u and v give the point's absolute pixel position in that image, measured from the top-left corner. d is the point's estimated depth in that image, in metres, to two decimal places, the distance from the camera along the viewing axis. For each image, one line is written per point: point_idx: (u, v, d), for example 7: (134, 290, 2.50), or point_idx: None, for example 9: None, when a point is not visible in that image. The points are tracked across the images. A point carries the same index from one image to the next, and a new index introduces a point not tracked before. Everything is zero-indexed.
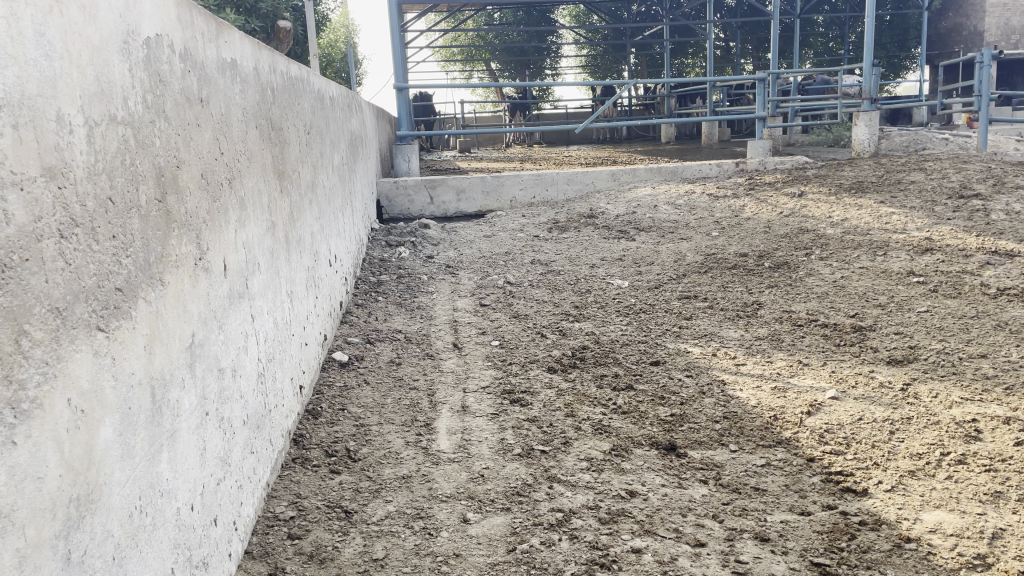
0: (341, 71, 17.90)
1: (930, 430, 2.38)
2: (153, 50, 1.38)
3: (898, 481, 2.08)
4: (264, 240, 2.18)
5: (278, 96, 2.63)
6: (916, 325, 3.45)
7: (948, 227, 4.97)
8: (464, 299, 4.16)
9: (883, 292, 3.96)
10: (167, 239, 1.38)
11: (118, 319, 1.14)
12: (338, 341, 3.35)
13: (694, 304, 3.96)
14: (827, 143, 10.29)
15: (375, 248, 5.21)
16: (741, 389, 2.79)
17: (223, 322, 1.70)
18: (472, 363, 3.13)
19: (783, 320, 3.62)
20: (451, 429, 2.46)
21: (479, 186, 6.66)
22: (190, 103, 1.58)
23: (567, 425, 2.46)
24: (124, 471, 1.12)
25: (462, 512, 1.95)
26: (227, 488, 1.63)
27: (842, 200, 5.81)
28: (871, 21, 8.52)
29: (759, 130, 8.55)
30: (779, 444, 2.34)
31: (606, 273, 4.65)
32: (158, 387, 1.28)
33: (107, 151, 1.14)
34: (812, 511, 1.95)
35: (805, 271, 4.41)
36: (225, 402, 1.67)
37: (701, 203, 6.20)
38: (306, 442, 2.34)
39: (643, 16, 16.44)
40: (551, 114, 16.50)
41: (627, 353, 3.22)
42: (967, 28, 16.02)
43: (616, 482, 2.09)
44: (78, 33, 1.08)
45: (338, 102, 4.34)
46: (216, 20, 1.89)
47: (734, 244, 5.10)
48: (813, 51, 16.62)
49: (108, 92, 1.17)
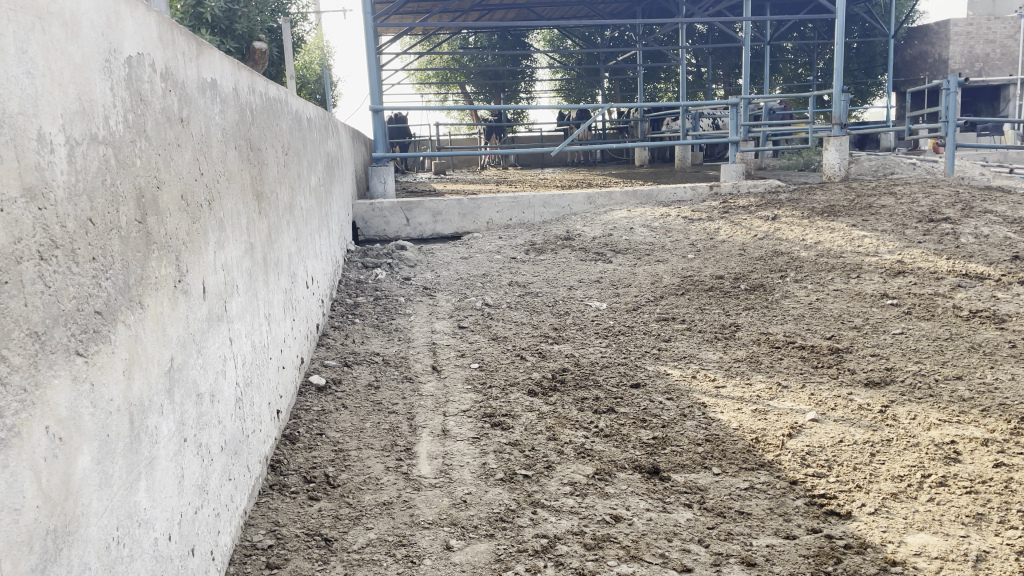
0: (315, 93, 17.90)
1: (910, 452, 2.39)
2: (135, 70, 1.36)
3: (880, 504, 2.09)
4: (242, 262, 2.14)
5: (257, 116, 2.61)
6: (892, 346, 3.48)
7: (919, 250, 5.04)
8: (442, 321, 4.13)
9: (858, 314, 4.00)
10: (147, 260, 1.35)
11: (97, 344, 1.10)
12: (315, 364, 3.30)
13: (672, 326, 3.97)
14: (798, 166, 10.42)
15: (352, 270, 5.17)
16: (721, 411, 2.79)
17: (201, 346, 1.66)
18: (452, 386, 3.10)
19: (761, 342, 3.64)
20: (432, 454, 2.42)
21: (456, 208, 6.65)
22: (170, 122, 1.55)
23: (549, 449, 2.44)
24: (101, 500, 1.08)
25: (444, 539, 1.91)
26: (205, 516, 1.59)
27: (815, 224, 5.88)
28: (840, 48, 8.67)
29: (731, 154, 8.66)
30: (761, 466, 2.34)
31: (584, 295, 4.65)
32: (136, 413, 1.24)
33: (87, 172, 1.11)
34: (798, 535, 1.95)
35: (781, 294, 4.44)
36: (203, 428, 1.63)
37: (676, 225, 6.24)
38: (284, 468, 2.29)
39: (616, 41, 16.65)
40: (526, 137, 16.59)
41: (607, 375, 3.21)
42: (932, 56, 16.39)
43: (601, 506, 2.07)
44: (60, 49, 1.06)
45: (314, 123, 4.32)
46: (197, 39, 1.87)
47: (710, 266, 5.13)
48: (782, 77, 16.93)
49: (89, 111, 1.14)
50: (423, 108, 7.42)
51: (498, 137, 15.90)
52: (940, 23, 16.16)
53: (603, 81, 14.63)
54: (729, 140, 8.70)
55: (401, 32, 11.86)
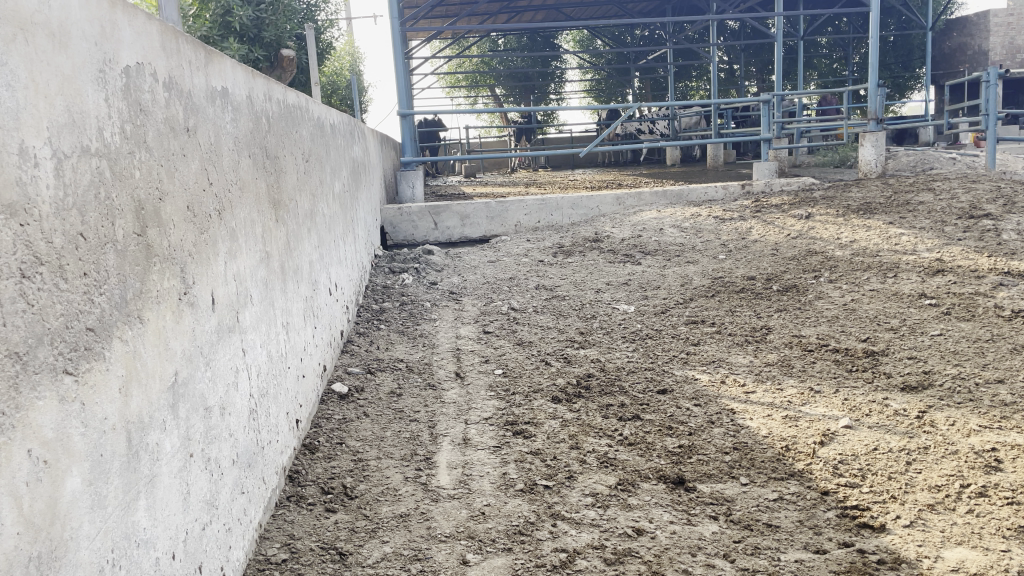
0: (346, 99, 18.03)
1: (949, 460, 2.29)
2: (133, 80, 1.34)
3: (916, 516, 1.99)
4: (256, 271, 2.12)
5: (274, 124, 2.60)
6: (930, 349, 3.36)
7: (959, 247, 4.89)
8: (467, 326, 4.09)
9: (894, 314, 3.88)
10: (147, 274, 1.33)
11: (90, 362, 1.08)
12: (338, 372, 3.28)
13: (701, 330, 3.88)
14: (834, 163, 10.21)
15: (378, 275, 5.16)
16: (750, 418, 2.71)
17: (210, 359, 1.63)
18: (475, 393, 3.05)
19: (793, 345, 3.54)
20: (452, 463, 2.38)
21: (483, 212, 6.62)
22: (174, 133, 1.53)
23: (571, 459, 2.38)
24: (94, 522, 1.05)
25: (461, 553, 1.87)
26: (214, 532, 1.56)
27: (850, 222, 5.74)
28: (875, 42, 8.46)
29: (764, 152, 8.51)
30: (791, 476, 2.25)
31: (611, 298, 4.58)
32: (135, 430, 1.21)
33: (78, 185, 1.09)
34: (829, 549, 1.86)
35: (814, 294, 4.33)
36: (212, 442, 1.60)
37: (707, 225, 6.14)
38: (302, 479, 2.27)
39: (647, 40, 16.53)
40: (557, 139, 16.54)
41: (633, 381, 3.14)
42: (971, 48, 16.00)
43: (623, 519, 2.01)
44: (47, 61, 1.03)
45: (339, 129, 4.32)
46: (206, 48, 1.84)
47: (742, 267, 5.03)
48: (817, 73, 16.64)
49: (80, 123, 1.12)
50: (450, 112, 7.40)
51: (529, 139, 15.86)
52: (980, 14, 15.76)
53: (634, 80, 14.51)
54: (762, 138, 8.55)
55: (429, 37, 11.85)
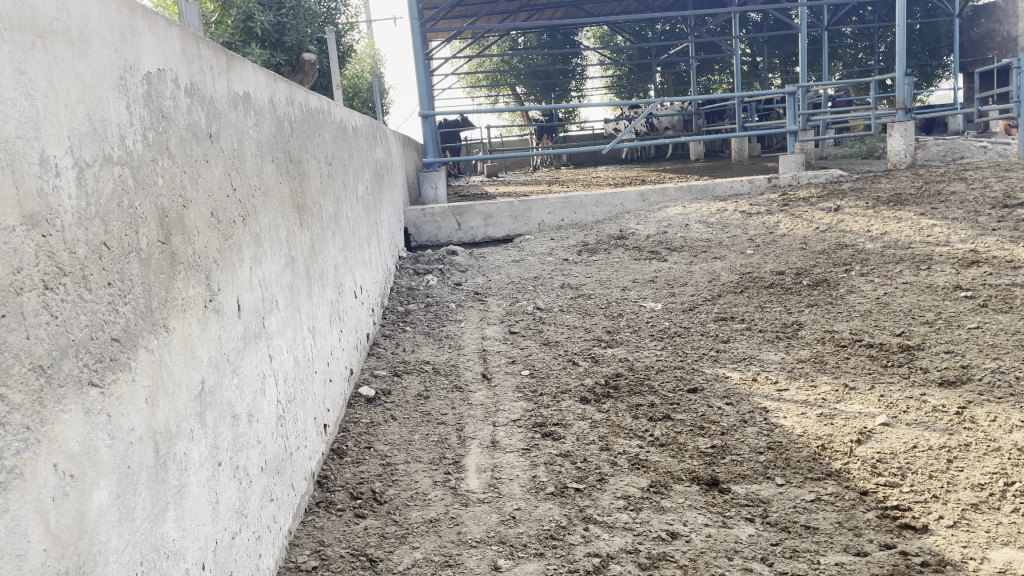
0: (368, 101, 18.13)
1: (991, 457, 2.23)
2: (155, 86, 1.32)
3: (959, 515, 1.94)
4: (282, 277, 2.11)
5: (297, 128, 2.59)
6: (968, 342, 3.29)
7: (994, 238, 4.78)
8: (493, 327, 4.07)
9: (929, 308, 3.80)
10: (172, 282, 1.31)
11: (115, 373, 1.06)
12: (365, 375, 3.27)
13: (731, 327, 3.83)
14: (861, 154, 10.06)
15: (403, 277, 5.15)
16: (784, 417, 2.65)
17: (237, 366, 1.62)
18: (502, 395, 3.03)
19: (825, 341, 3.47)
20: (481, 467, 2.36)
21: (507, 211, 6.60)
22: (197, 139, 1.52)
23: (601, 461, 2.35)
24: (122, 536, 1.04)
25: (492, 558, 1.84)
26: (243, 541, 1.54)
27: (880, 214, 5.64)
28: (902, 31, 8.31)
29: (790, 144, 8.40)
30: (828, 476, 2.20)
31: (638, 296, 4.54)
32: (163, 441, 1.20)
33: (100, 193, 1.08)
34: (869, 552, 1.81)
35: (845, 289, 4.25)
36: (240, 450, 1.59)
37: (734, 220, 6.06)
38: (331, 484, 2.26)
39: (668, 34, 16.43)
40: (579, 136, 16.48)
41: (662, 380, 3.09)
42: (1000, 34, 15.70)
43: (656, 522, 1.98)
44: (66, 69, 1.02)
45: (361, 131, 4.31)
46: (227, 53, 1.83)
47: (770, 262, 4.96)
48: (842, 63, 16.40)
49: (101, 131, 1.10)
50: (471, 112, 7.37)
51: (550, 137, 15.81)
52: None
53: (656, 75, 14.40)
54: (788, 130, 8.44)
55: (449, 37, 11.82)
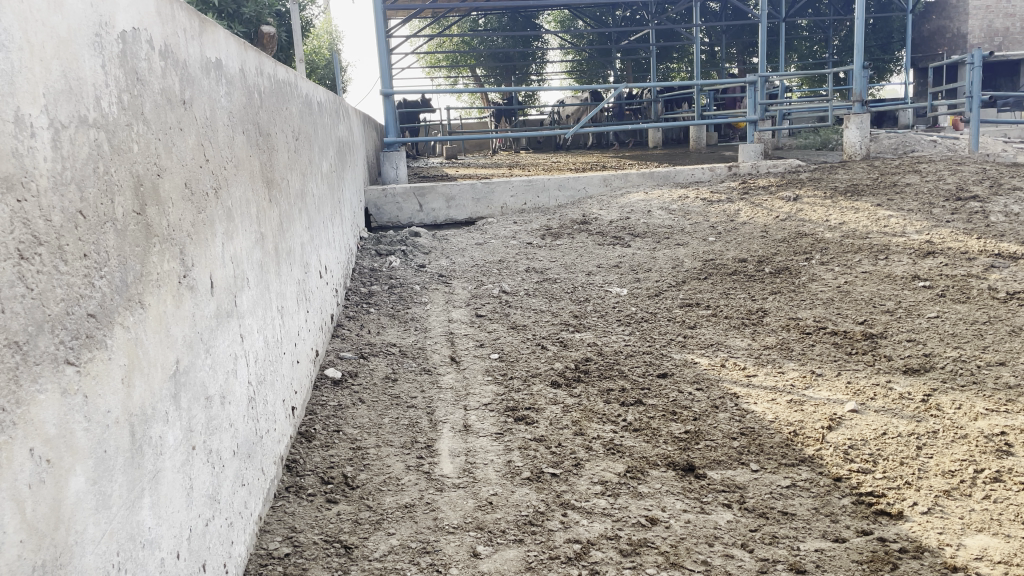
0: (325, 79, 17.80)
1: (959, 444, 2.26)
2: (130, 46, 1.24)
3: (933, 502, 1.96)
4: (252, 254, 2.03)
5: (266, 100, 2.49)
6: (928, 331, 3.34)
7: (948, 230, 4.87)
8: (459, 310, 4.02)
9: (889, 297, 3.85)
10: (147, 255, 1.24)
11: (92, 351, 0.99)
12: (330, 357, 3.20)
13: (697, 313, 3.83)
14: (815, 145, 10.21)
15: (365, 258, 5.05)
16: (755, 402, 2.66)
17: (210, 345, 1.55)
18: (472, 378, 2.99)
19: (791, 328, 3.50)
20: (454, 451, 2.31)
21: (469, 193, 6.52)
22: (172, 105, 1.44)
23: (576, 445, 2.32)
24: (98, 525, 0.97)
25: (471, 545, 1.80)
26: (216, 528, 1.48)
27: (838, 204, 5.71)
28: (861, 22, 8.42)
29: (749, 133, 8.46)
30: (802, 462, 2.21)
31: (603, 281, 4.52)
32: (138, 423, 1.13)
33: (76, 158, 1.00)
34: (847, 538, 1.83)
35: (807, 277, 4.30)
36: (213, 433, 1.52)
37: (695, 207, 6.08)
38: (300, 468, 2.19)
39: (629, 21, 16.46)
40: (538, 121, 16.42)
41: (632, 365, 3.08)
42: (950, 31, 16.04)
43: (635, 508, 1.96)
44: (41, 21, 0.94)
45: (325, 107, 4.19)
46: (200, 16, 1.74)
47: (732, 249, 4.99)
48: (797, 55, 16.62)
49: (77, 91, 1.02)
50: (432, 92, 7.26)
51: (509, 120, 15.72)
52: None
53: (615, 61, 14.39)
54: (747, 119, 8.50)
55: (409, 16, 11.65)
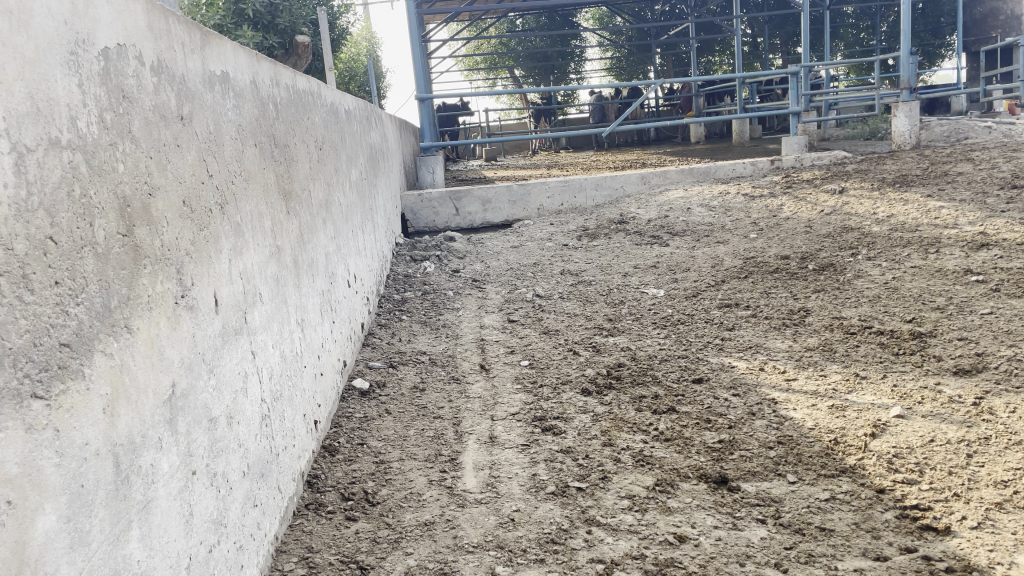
0: (365, 85, 17.92)
1: (1014, 452, 2.12)
2: (113, 63, 1.21)
3: (984, 516, 1.83)
4: (266, 268, 1.99)
5: (283, 111, 2.47)
6: (981, 329, 3.17)
7: (1003, 220, 4.65)
8: (492, 315, 3.96)
9: (940, 293, 3.68)
10: (136, 278, 1.20)
11: (65, 381, 0.96)
12: (360, 367, 3.17)
13: (737, 313, 3.71)
14: (863, 135, 9.90)
15: (400, 264, 5.03)
16: (794, 409, 2.54)
17: (214, 366, 1.51)
18: (501, 387, 2.93)
19: (833, 328, 3.36)
20: (478, 465, 2.25)
21: (505, 195, 6.46)
22: (166, 121, 1.41)
23: (604, 457, 2.24)
24: (74, 563, 0.93)
25: (490, 565, 1.74)
26: (222, 553, 1.44)
27: (886, 196, 5.51)
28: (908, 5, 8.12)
29: (793, 125, 8.23)
30: (842, 473, 2.10)
31: (640, 282, 4.42)
32: (124, 453, 1.09)
33: (44, 182, 0.96)
34: (890, 556, 1.72)
35: (852, 273, 4.14)
36: (219, 455, 1.48)
37: (736, 203, 5.92)
38: (321, 484, 2.16)
39: (668, 15, 16.24)
40: (579, 120, 16.29)
41: (666, 370, 2.99)
42: (1004, 12, 15.47)
43: (662, 524, 1.88)
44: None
45: (354, 114, 4.18)
46: (201, 29, 1.71)
47: (774, 246, 4.85)
48: (844, 43, 16.23)
49: (46, 112, 0.99)
50: (467, 95, 7.22)
51: (549, 120, 15.65)
52: None
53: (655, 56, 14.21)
54: (790, 111, 8.28)
55: (445, 19, 11.67)
